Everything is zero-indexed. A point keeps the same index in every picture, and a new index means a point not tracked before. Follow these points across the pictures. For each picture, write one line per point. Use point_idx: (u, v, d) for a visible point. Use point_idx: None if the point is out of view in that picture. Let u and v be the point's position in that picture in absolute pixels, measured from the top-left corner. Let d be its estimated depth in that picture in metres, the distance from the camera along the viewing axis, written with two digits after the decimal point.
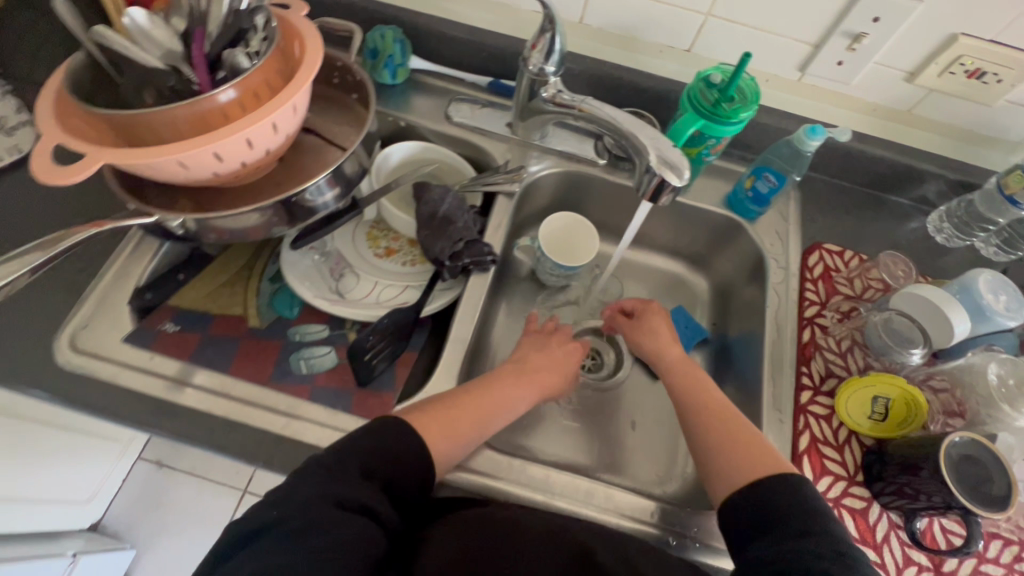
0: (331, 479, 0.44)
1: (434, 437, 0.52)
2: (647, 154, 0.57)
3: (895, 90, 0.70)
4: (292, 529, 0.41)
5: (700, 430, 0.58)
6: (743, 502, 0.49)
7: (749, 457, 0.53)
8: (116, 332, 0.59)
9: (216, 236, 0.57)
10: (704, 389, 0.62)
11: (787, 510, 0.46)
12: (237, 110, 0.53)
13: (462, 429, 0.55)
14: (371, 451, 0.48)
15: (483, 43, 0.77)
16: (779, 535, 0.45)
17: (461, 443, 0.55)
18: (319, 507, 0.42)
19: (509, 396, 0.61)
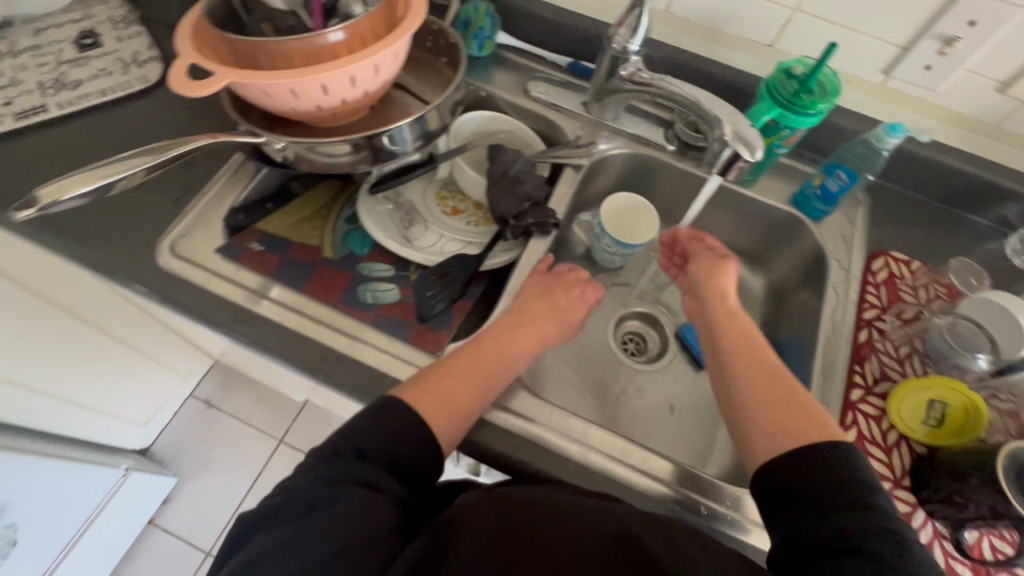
0: (317, 464, 0.45)
1: (430, 416, 0.51)
2: (720, 128, 0.59)
3: (984, 101, 0.69)
4: (292, 516, 0.42)
5: (748, 386, 0.55)
6: (778, 474, 0.47)
7: (797, 421, 0.51)
8: (210, 244, 0.65)
9: (310, 166, 0.64)
10: (761, 347, 0.58)
11: (819, 486, 0.45)
12: (345, 50, 0.58)
13: (461, 395, 0.53)
14: (353, 431, 0.47)
15: (569, 25, 0.81)
16: (809, 529, 0.44)
17: (460, 399, 0.53)
18: (317, 489, 0.43)
19: (511, 349, 0.59)
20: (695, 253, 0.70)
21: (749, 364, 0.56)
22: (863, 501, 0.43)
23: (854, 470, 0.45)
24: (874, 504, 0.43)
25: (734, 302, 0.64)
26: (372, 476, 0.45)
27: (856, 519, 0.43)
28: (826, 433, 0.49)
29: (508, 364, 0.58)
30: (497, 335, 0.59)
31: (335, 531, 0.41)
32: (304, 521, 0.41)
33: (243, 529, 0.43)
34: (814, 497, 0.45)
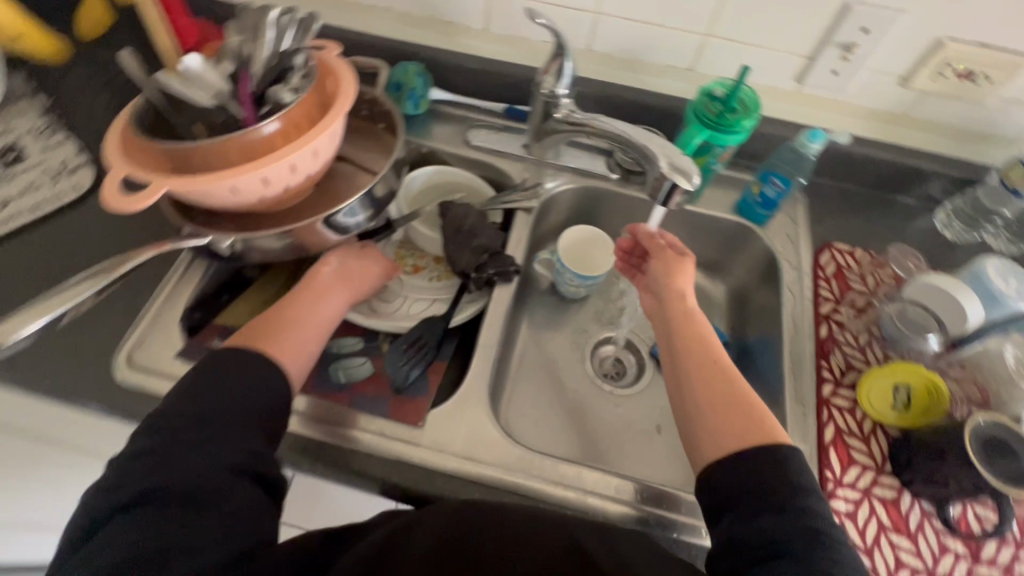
0: (168, 438, 0.45)
1: (278, 353, 0.54)
2: (657, 163, 0.61)
3: (891, 94, 0.74)
4: (152, 499, 0.42)
5: (701, 386, 0.55)
6: (721, 471, 0.48)
7: (745, 419, 0.51)
8: (167, 350, 0.63)
9: (260, 255, 0.64)
10: (713, 348, 0.59)
11: (763, 483, 0.46)
12: (281, 139, 0.59)
13: (292, 338, 0.56)
14: (209, 409, 0.47)
15: (498, 73, 0.83)
16: (743, 506, 0.45)
17: (302, 343, 0.57)
18: (208, 477, 0.43)
19: (322, 295, 0.63)
20: (656, 252, 0.69)
21: (704, 365, 0.57)
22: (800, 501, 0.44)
23: (795, 471, 0.46)
24: (809, 505, 0.44)
25: (692, 305, 0.63)
26: (233, 467, 0.45)
27: (793, 518, 0.43)
28: (773, 433, 0.50)
29: (324, 314, 0.61)
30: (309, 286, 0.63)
31: (190, 532, 0.40)
32: (170, 503, 0.42)
33: (96, 508, 0.42)
34: (755, 498, 0.45)
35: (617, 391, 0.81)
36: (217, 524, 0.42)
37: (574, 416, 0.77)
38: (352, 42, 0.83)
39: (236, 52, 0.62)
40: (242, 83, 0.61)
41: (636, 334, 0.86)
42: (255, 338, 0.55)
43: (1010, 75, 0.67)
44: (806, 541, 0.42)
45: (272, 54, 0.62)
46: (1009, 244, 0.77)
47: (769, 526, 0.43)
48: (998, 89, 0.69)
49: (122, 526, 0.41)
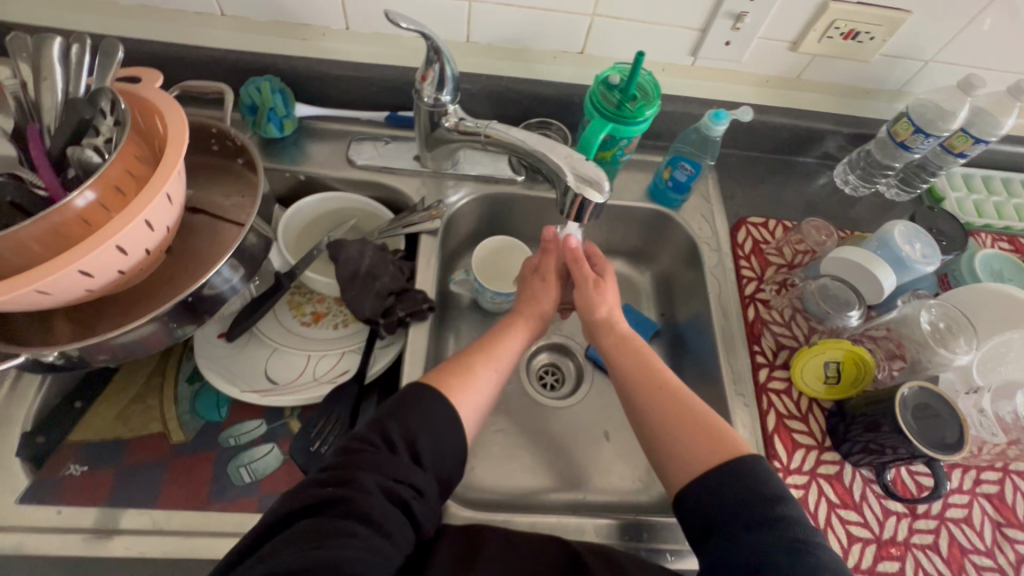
0: (382, 460, 0.45)
1: (458, 392, 0.53)
2: (564, 175, 0.56)
3: (783, 59, 0.72)
4: (341, 510, 0.41)
5: (655, 414, 0.54)
6: (698, 498, 0.47)
7: (700, 443, 0.50)
8: (8, 494, 0.51)
9: (109, 353, 0.50)
10: (658, 369, 0.58)
11: (739, 506, 0.45)
12: (99, 212, 0.46)
13: (479, 375, 0.55)
14: (418, 426, 0.48)
15: (370, 77, 0.72)
16: (730, 531, 0.44)
17: (486, 379, 0.56)
18: (342, 506, 0.42)
19: (505, 335, 0.61)
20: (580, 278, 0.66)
21: (652, 391, 0.56)
22: (775, 514, 0.44)
23: (763, 483, 0.46)
24: (785, 515, 0.44)
25: (623, 327, 0.64)
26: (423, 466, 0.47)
27: (776, 532, 0.43)
28: (732, 446, 0.49)
29: (508, 349, 0.60)
30: (499, 328, 0.62)
31: (356, 550, 0.39)
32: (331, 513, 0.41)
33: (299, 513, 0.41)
34: (731, 519, 0.44)
35: (559, 402, 0.76)
36: (368, 546, 0.40)
37: (521, 439, 0.72)
38: (184, 58, 0.69)
39: (15, 100, 0.50)
40: (33, 143, 0.48)
41: (570, 337, 0.82)
42: (441, 378, 0.54)
43: (890, 31, 0.67)
44: (789, 555, 0.41)
45: (63, 100, 0.49)
46: (900, 192, 0.81)
47: (751, 543, 0.43)
48: (881, 45, 0.69)
49: (290, 534, 0.40)
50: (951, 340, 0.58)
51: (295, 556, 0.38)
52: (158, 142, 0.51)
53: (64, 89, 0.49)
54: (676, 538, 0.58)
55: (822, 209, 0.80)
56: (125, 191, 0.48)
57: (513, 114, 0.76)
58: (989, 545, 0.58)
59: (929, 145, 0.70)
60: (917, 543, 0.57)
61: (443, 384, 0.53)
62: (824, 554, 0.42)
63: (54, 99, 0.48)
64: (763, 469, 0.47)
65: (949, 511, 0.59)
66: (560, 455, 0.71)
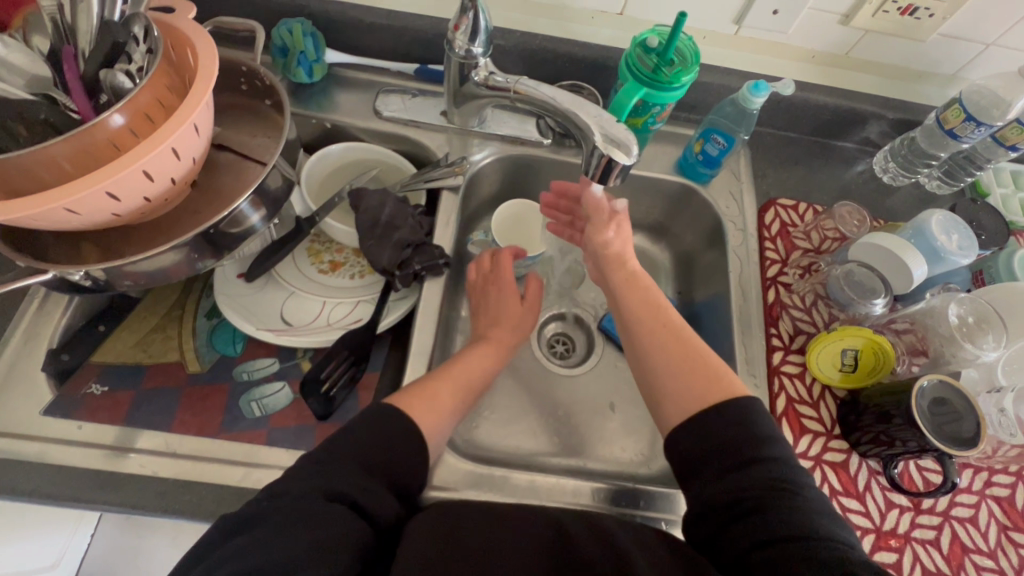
0: (332, 469, 0.44)
1: (424, 419, 0.52)
2: (591, 135, 0.54)
3: (833, 33, 0.69)
4: (274, 517, 0.39)
5: (657, 352, 0.53)
6: (687, 435, 0.47)
7: (704, 381, 0.50)
8: (34, 406, 0.53)
9: (132, 281, 0.52)
10: (660, 305, 0.57)
11: (729, 445, 0.45)
12: (129, 137, 0.46)
13: (446, 399, 0.55)
14: (369, 442, 0.47)
15: (403, 27, 0.71)
16: (713, 469, 0.45)
17: (448, 405, 0.55)
18: (283, 508, 0.40)
19: (478, 362, 0.60)
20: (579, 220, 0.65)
21: (656, 329, 0.55)
22: (764, 454, 0.44)
23: (749, 425, 0.45)
24: (774, 456, 0.44)
25: (632, 265, 0.61)
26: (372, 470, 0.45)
27: (760, 471, 0.43)
28: (729, 389, 0.49)
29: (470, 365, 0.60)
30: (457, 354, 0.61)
31: (297, 547, 0.37)
32: (271, 509, 0.40)
33: (231, 521, 0.40)
34: (715, 459, 0.45)
35: (568, 371, 0.76)
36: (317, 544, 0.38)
37: (526, 403, 0.72)
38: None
39: (52, 22, 0.49)
40: (66, 64, 0.48)
41: (582, 308, 0.81)
42: (402, 398, 0.53)
43: (951, 8, 0.63)
44: (775, 494, 0.42)
45: (98, 24, 0.49)
46: (942, 184, 0.77)
47: (740, 483, 0.43)
48: (939, 23, 0.65)
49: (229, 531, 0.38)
50: (978, 336, 0.56)
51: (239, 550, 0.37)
52: (188, 73, 0.51)
53: (99, 13, 0.48)
54: (672, 509, 0.58)
55: (857, 196, 0.77)
56: (153, 119, 0.48)
57: (544, 75, 0.74)
58: (992, 547, 0.57)
59: (980, 134, 0.67)
60: (917, 537, 0.57)
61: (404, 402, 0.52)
62: (810, 492, 0.42)
63: (90, 23, 0.48)
64: (754, 409, 0.47)
65: (954, 509, 0.58)
66: (562, 421, 0.71)
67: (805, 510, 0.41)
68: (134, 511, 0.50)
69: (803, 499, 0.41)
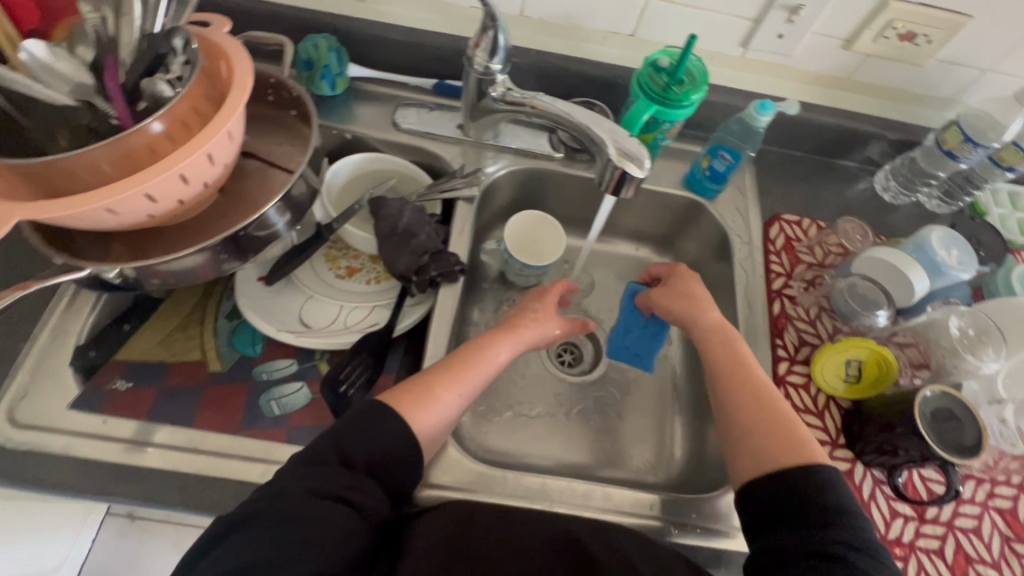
0: (316, 473, 0.44)
1: (412, 412, 0.51)
2: (606, 148, 0.57)
3: (835, 57, 0.72)
4: (266, 518, 0.41)
5: (743, 411, 0.54)
6: (768, 490, 0.48)
7: (783, 439, 0.50)
8: (60, 400, 0.54)
9: (161, 281, 0.55)
10: (749, 364, 0.58)
11: (807, 502, 0.45)
12: (166, 143, 0.49)
13: (443, 398, 0.53)
14: (371, 442, 0.47)
15: (423, 44, 0.74)
16: (792, 524, 0.45)
17: (449, 407, 0.53)
18: (281, 506, 0.42)
19: (489, 350, 0.59)
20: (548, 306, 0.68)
21: (740, 388, 0.56)
22: (840, 516, 0.44)
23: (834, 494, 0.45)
24: (851, 519, 0.44)
25: (714, 319, 0.63)
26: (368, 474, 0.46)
27: (836, 534, 0.43)
28: (808, 450, 0.49)
29: (490, 366, 0.58)
30: (482, 340, 0.60)
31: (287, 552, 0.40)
32: (271, 509, 0.42)
33: (235, 513, 0.43)
34: (794, 514, 0.45)
35: (576, 379, 0.77)
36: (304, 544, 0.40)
37: (534, 410, 0.73)
38: (250, 11, 0.71)
39: (93, 33, 0.51)
40: (108, 73, 0.50)
41: (592, 318, 0.82)
42: (393, 395, 0.52)
43: (949, 35, 0.66)
44: (856, 556, 0.41)
45: (141, 36, 0.52)
46: (941, 203, 0.79)
47: (811, 538, 0.43)
48: (937, 50, 0.68)
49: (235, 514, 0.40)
50: (979, 348, 0.58)
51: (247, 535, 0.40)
52: (221, 83, 0.54)
53: (141, 24, 0.51)
54: (682, 514, 0.58)
55: (859, 213, 0.79)
56: (189, 126, 0.51)
57: (558, 91, 0.77)
58: (996, 557, 0.58)
59: (978, 156, 0.70)
60: (921, 547, 0.57)
61: (397, 403, 0.51)
62: (891, 564, 0.42)
63: (132, 34, 0.51)
64: (838, 480, 0.47)
65: (958, 519, 0.59)
66: (570, 428, 0.72)
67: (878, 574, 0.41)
68: (153, 505, 0.51)
69: (879, 566, 0.42)
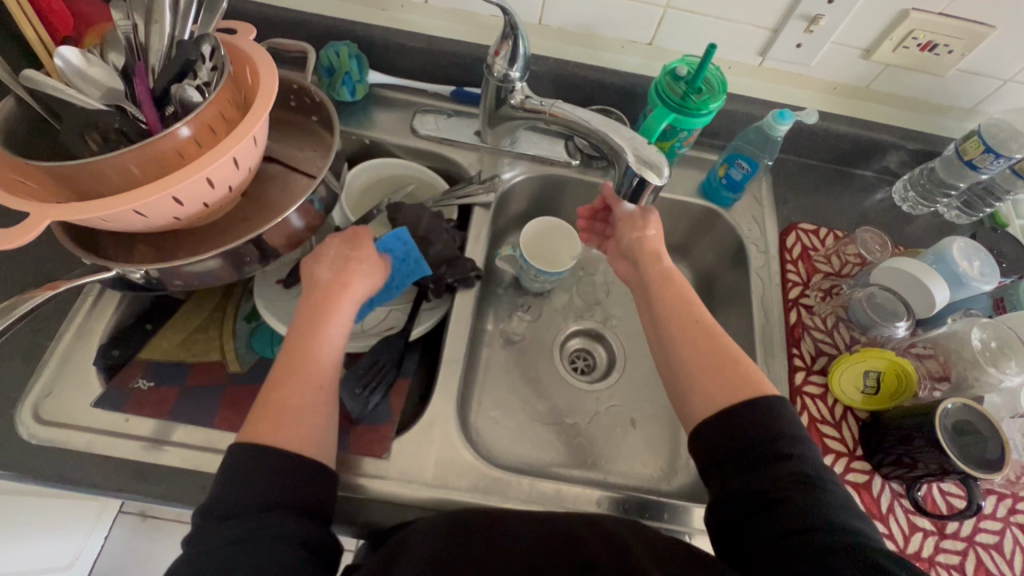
0: (248, 497, 0.42)
1: (276, 431, 0.46)
2: (624, 155, 0.57)
3: (853, 67, 0.72)
4: (221, 549, 0.40)
5: (687, 347, 0.53)
6: (715, 429, 0.48)
7: (729, 375, 0.50)
8: (83, 398, 0.55)
9: (183, 281, 0.55)
10: (695, 306, 0.56)
11: (753, 438, 0.46)
12: (193, 147, 0.50)
13: (293, 407, 0.48)
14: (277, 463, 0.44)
15: (442, 52, 0.75)
16: (741, 465, 0.46)
17: (313, 401, 0.49)
18: (227, 538, 0.40)
19: (315, 335, 0.52)
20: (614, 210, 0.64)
21: (689, 324, 0.54)
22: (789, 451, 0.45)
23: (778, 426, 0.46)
24: (799, 454, 0.45)
25: (666, 262, 0.60)
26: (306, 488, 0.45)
27: (783, 468, 0.44)
28: (756, 382, 0.49)
29: (329, 353, 0.52)
30: (296, 335, 0.52)
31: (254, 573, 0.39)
32: (223, 529, 0.41)
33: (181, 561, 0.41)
34: (740, 455, 0.46)
35: (589, 385, 0.77)
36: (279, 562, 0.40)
37: (547, 415, 0.74)
38: (274, 18, 0.73)
39: (127, 40, 0.53)
40: (138, 80, 0.52)
41: (605, 325, 0.82)
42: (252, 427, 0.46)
43: (970, 45, 0.65)
44: (800, 490, 0.43)
45: (171, 43, 0.53)
46: (960, 214, 0.79)
47: (765, 477, 0.44)
48: (958, 60, 0.68)
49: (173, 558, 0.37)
50: (1001, 360, 0.57)
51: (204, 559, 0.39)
52: (247, 90, 0.55)
53: (171, 32, 0.53)
54: (694, 522, 0.59)
55: (877, 223, 0.79)
56: (216, 131, 0.52)
57: (574, 99, 0.77)
58: (1018, 574, 0.57)
59: (999, 166, 0.69)
60: (941, 562, 0.57)
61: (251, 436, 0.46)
62: (835, 489, 0.44)
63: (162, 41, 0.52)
64: (784, 412, 0.47)
65: (979, 535, 0.58)
66: (583, 435, 0.72)
67: (829, 505, 0.42)
68: (173, 504, 0.52)
69: (829, 496, 0.43)
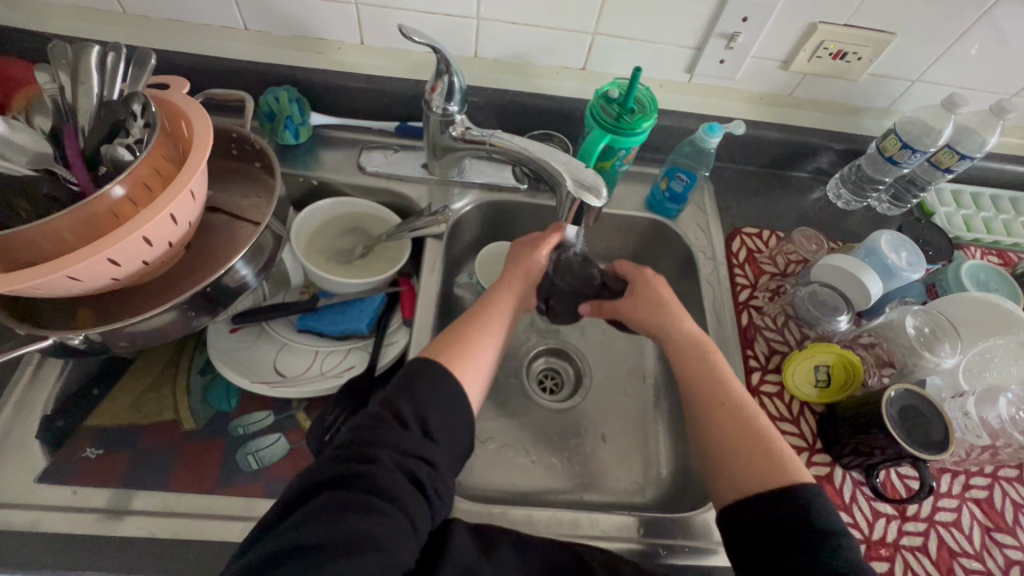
0: (386, 436, 0.46)
1: (459, 366, 0.53)
2: (564, 180, 0.59)
3: (775, 77, 0.76)
4: (359, 484, 0.42)
5: (718, 428, 0.54)
6: (745, 513, 0.48)
7: (757, 458, 0.51)
8: (26, 474, 0.53)
9: (128, 341, 0.54)
10: (728, 386, 0.57)
11: (789, 522, 0.45)
12: (129, 206, 0.49)
13: (476, 346, 0.56)
14: (437, 407, 0.49)
15: (382, 88, 0.76)
16: (779, 548, 0.44)
17: (486, 351, 0.56)
18: (373, 466, 0.43)
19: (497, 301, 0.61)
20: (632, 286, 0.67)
21: (719, 405, 0.55)
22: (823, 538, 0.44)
23: (818, 515, 0.45)
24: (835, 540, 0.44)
25: (692, 333, 0.62)
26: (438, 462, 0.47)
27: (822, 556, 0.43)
28: (785, 466, 0.49)
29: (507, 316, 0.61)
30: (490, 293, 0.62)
31: (376, 520, 0.40)
32: (371, 458, 0.44)
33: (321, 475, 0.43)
34: (775, 537, 0.45)
35: (557, 405, 0.77)
36: (391, 525, 0.41)
37: (521, 438, 0.74)
38: (209, 68, 0.73)
39: (53, 101, 0.53)
40: (68, 142, 0.51)
41: (569, 342, 0.83)
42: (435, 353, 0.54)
43: (876, 51, 0.70)
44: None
45: (98, 104, 0.52)
46: (891, 206, 0.83)
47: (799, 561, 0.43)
48: (868, 65, 0.72)
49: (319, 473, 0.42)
50: (935, 345, 0.61)
51: (311, 538, 0.37)
52: (181, 142, 0.54)
53: (99, 92, 0.52)
54: (671, 534, 0.59)
55: (815, 221, 0.82)
56: (151, 187, 0.51)
57: (517, 125, 0.79)
58: (978, 549, 0.59)
59: (917, 160, 0.73)
60: (906, 545, 0.58)
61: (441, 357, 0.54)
62: None
63: (89, 103, 0.52)
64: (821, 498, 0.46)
65: (938, 514, 0.61)
66: (557, 455, 0.72)
67: None
68: None
69: None
